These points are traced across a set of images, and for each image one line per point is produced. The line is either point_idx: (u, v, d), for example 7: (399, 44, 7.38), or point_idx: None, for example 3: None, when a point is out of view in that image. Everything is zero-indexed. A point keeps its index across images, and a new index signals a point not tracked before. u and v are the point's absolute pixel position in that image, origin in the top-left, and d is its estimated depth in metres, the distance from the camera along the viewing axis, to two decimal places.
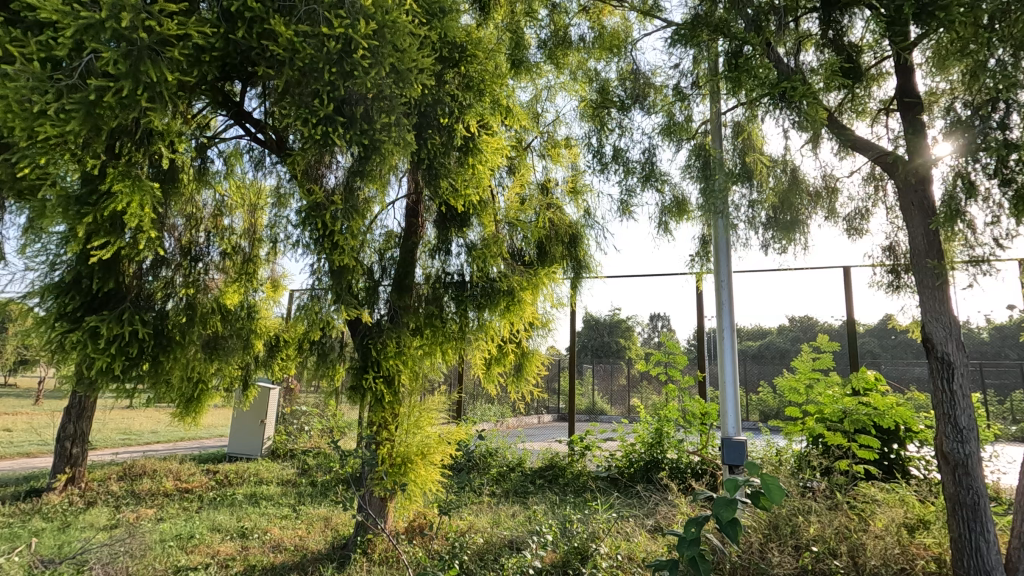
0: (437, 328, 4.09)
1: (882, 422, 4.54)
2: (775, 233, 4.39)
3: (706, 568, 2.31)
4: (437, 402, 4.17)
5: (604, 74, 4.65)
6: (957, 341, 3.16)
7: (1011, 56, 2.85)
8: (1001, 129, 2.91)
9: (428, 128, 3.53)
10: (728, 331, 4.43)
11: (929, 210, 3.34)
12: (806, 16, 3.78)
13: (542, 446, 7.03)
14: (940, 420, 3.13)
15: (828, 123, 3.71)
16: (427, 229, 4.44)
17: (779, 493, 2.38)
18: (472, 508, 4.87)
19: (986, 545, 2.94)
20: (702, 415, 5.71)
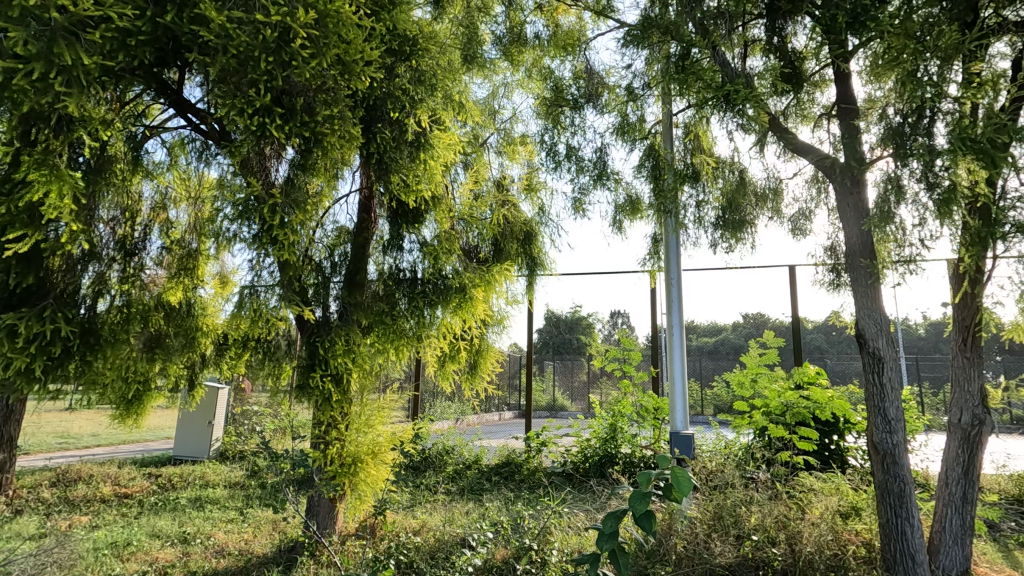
0: (389, 325, 3.97)
1: (821, 414, 4.78)
2: (723, 233, 4.50)
3: (628, 560, 2.30)
4: (389, 400, 4.11)
5: (559, 73, 4.68)
6: (888, 336, 3.32)
7: (938, 67, 3.00)
8: (927, 136, 3.04)
9: (378, 122, 3.54)
10: (678, 328, 4.53)
11: (864, 212, 3.51)
12: (754, 22, 3.90)
13: (499, 443, 7.04)
14: (871, 412, 3.30)
15: (771, 127, 3.84)
16: (380, 224, 4.36)
17: (688, 483, 2.32)
18: (426, 507, 4.81)
19: (911, 530, 3.10)
20: (655, 410, 5.76)
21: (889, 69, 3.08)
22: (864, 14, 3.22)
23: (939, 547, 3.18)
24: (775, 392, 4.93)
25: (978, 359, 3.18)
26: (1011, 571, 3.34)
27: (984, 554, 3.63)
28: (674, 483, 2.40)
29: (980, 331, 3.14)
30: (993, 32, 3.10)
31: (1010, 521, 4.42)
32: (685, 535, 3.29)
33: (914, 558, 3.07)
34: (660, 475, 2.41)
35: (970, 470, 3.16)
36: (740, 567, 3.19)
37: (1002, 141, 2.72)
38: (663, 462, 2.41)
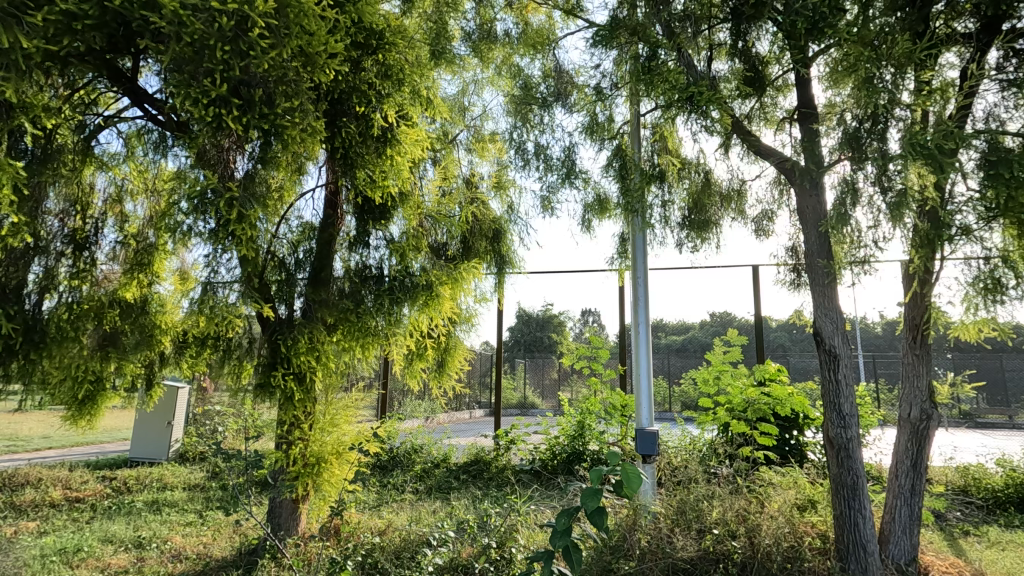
0: (354, 323, 3.84)
1: (781, 410, 4.93)
2: (689, 233, 4.59)
3: (582, 556, 2.34)
4: (354, 399, 4.05)
5: (528, 71, 4.70)
6: (843, 335, 3.44)
7: (893, 75, 3.11)
8: (880, 141, 3.16)
9: (343, 116, 3.48)
10: (644, 325, 4.59)
11: (822, 214, 3.63)
12: (719, 26, 3.93)
13: (468, 442, 7.01)
14: (827, 407, 3.40)
15: (736, 129, 3.92)
16: (347, 220, 4.27)
17: (637, 480, 2.36)
18: (392, 507, 4.77)
19: (863, 521, 3.21)
20: (622, 407, 5.83)
21: (848, 78, 3.18)
22: (823, 21, 3.30)
23: (890, 537, 3.31)
24: (737, 391, 5.01)
25: (927, 356, 3.31)
26: (955, 558, 3.48)
27: (931, 543, 3.79)
28: (625, 480, 2.43)
29: (928, 330, 3.27)
30: (943, 42, 3.22)
31: (955, 511, 4.64)
32: (649, 530, 3.34)
33: (866, 548, 3.18)
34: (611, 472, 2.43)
35: (919, 462, 3.29)
36: (701, 561, 3.23)
37: (949, 147, 2.82)
38: (614, 458, 2.44)
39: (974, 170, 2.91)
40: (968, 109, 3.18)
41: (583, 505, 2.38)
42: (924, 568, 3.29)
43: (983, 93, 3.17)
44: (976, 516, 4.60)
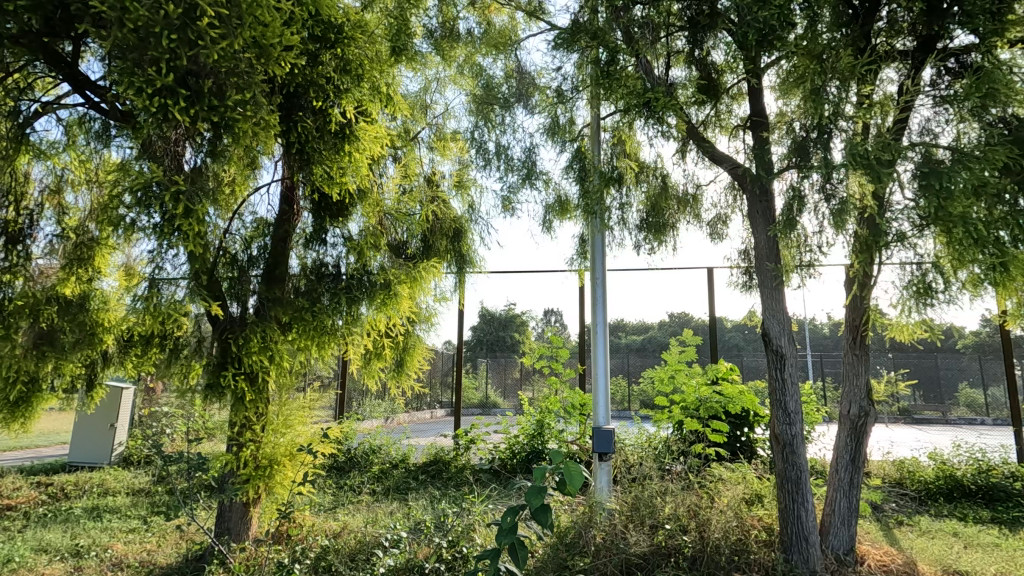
0: (309, 321, 3.75)
1: (732, 408, 5.10)
2: (647, 235, 4.74)
3: (526, 554, 2.36)
4: (309, 399, 3.97)
5: (490, 71, 4.72)
6: (790, 335, 3.58)
7: (837, 88, 3.27)
8: (825, 150, 3.31)
9: (299, 110, 3.41)
10: (602, 326, 4.66)
11: (771, 219, 3.77)
12: (677, 34, 4.00)
13: (427, 442, 6.95)
14: (774, 405, 3.54)
15: (692, 135, 4.03)
16: (303, 217, 4.16)
17: (579, 477, 2.40)
18: (348, 508, 4.70)
19: (806, 513, 3.35)
20: (581, 406, 5.92)
21: (798, 90, 3.37)
22: (772, 33, 3.43)
23: (830, 528, 3.47)
24: (692, 388, 5.18)
25: (865, 356, 3.48)
26: (889, 547, 3.69)
27: (867, 533, 3.99)
28: (567, 479, 2.46)
29: (867, 331, 3.45)
30: (882, 59, 3.39)
31: (890, 503, 4.90)
32: (604, 527, 3.40)
33: (808, 539, 3.32)
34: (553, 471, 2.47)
35: (857, 457, 3.46)
36: (654, 556, 3.31)
37: (886, 159, 2.98)
38: (556, 457, 2.48)
39: (910, 181, 3.08)
40: (905, 123, 3.36)
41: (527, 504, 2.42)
42: (860, 557, 3.47)
43: (918, 108, 3.34)
44: (909, 507, 4.89)
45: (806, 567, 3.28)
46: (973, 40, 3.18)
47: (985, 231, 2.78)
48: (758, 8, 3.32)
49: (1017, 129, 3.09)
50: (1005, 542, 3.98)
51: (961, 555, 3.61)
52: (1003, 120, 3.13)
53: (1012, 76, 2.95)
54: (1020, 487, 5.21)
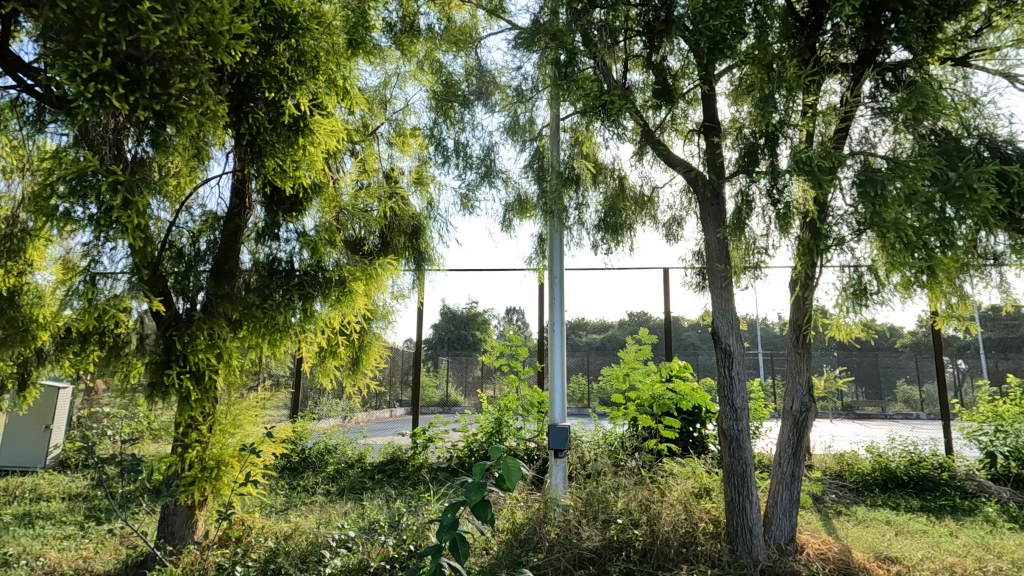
0: (260, 319, 3.64)
1: (683, 404, 5.23)
2: (604, 235, 4.82)
3: (470, 548, 2.32)
4: (260, 399, 3.87)
5: (450, 68, 4.68)
6: (737, 334, 3.71)
7: (785, 96, 3.39)
8: (772, 157, 3.47)
9: (251, 101, 3.32)
10: (559, 325, 4.70)
11: (721, 221, 3.90)
12: (634, 39, 4.06)
13: (385, 441, 6.87)
14: (722, 401, 3.67)
15: (648, 139, 4.12)
16: (254, 210, 4.07)
17: (518, 471, 2.37)
18: (300, 509, 4.60)
19: (750, 505, 3.48)
20: (539, 404, 5.98)
21: (751, 98, 3.52)
22: (723, 42, 3.53)
23: (772, 519, 3.61)
24: (647, 385, 5.22)
25: (807, 354, 3.64)
26: (826, 536, 3.87)
27: (808, 523, 4.19)
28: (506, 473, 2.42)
29: (808, 330, 3.61)
30: (826, 71, 3.51)
31: (830, 494, 5.16)
32: (558, 523, 3.44)
33: (752, 530, 3.45)
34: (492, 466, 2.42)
35: (798, 450, 3.62)
36: (606, 550, 3.37)
37: (827, 166, 3.12)
38: (495, 451, 2.43)
39: (850, 187, 3.24)
40: (847, 132, 3.53)
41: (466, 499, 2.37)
42: (800, 546, 3.63)
43: (858, 118, 3.52)
44: (847, 497, 5.15)
45: (749, 557, 3.41)
46: (908, 56, 3.33)
47: (915, 237, 2.94)
48: (710, 17, 3.41)
49: (945, 141, 3.28)
50: (931, 529, 4.25)
51: (892, 542, 3.82)
52: (934, 132, 3.32)
53: (940, 91, 3.13)
54: (947, 477, 5.56)
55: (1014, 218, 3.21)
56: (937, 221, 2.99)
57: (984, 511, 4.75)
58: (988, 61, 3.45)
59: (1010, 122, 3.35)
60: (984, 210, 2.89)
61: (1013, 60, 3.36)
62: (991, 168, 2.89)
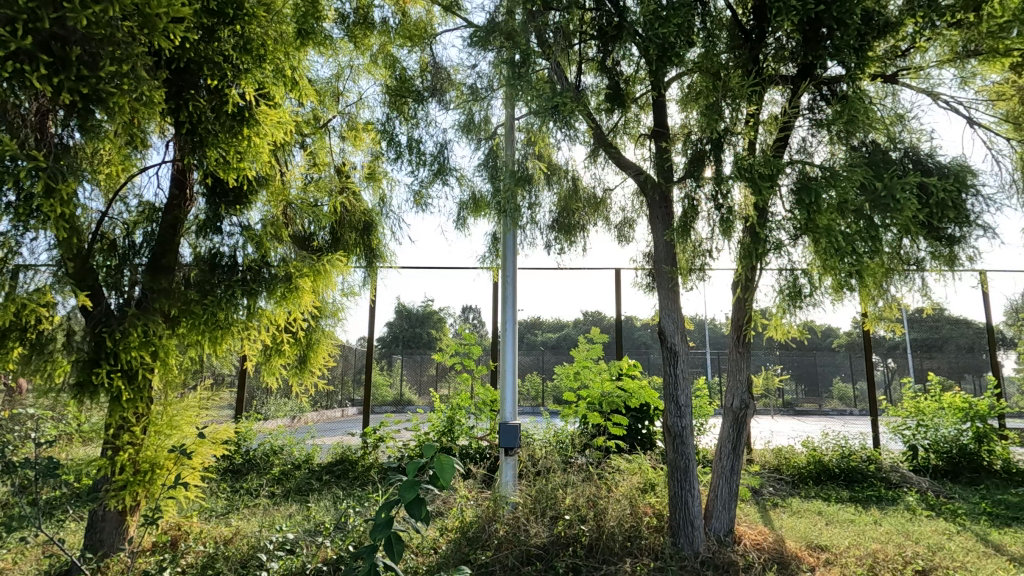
0: (199, 315, 3.48)
1: (631, 401, 5.35)
2: (558, 235, 4.90)
3: (406, 546, 2.24)
4: (200, 399, 3.72)
5: (404, 64, 4.63)
6: (682, 334, 3.83)
7: (731, 106, 3.51)
8: (717, 162, 3.61)
9: (192, 88, 3.19)
10: (512, 323, 4.73)
11: (669, 223, 4.02)
12: (587, 43, 4.12)
13: (334, 441, 6.71)
14: (667, 398, 3.78)
15: (601, 142, 4.20)
16: (196, 202, 3.89)
17: (452, 470, 2.22)
18: (242, 513, 4.45)
19: (692, 499, 3.59)
20: (492, 403, 6.02)
21: (699, 105, 3.61)
22: (672, 50, 3.64)
23: (712, 512, 3.75)
24: (598, 383, 5.27)
25: (746, 353, 3.80)
26: (762, 527, 4.06)
27: (746, 515, 4.37)
28: (439, 472, 2.27)
29: (748, 330, 3.77)
30: (767, 82, 3.67)
31: (768, 487, 5.41)
32: (507, 520, 3.46)
33: (693, 523, 3.57)
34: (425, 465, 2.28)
35: (737, 445, 3.77)
36: (553, 546, 3.41)
37: (766, 173, 3.26)
38: (428, 450, 2.28)
39: (787, 194, 3.40)
40: (786, 141, 3.71)
41: (400, 497, 2.26)
42: (738, 537, 3.78)
43: (797, 129, 3.70)
44: (783, 490, 5.41)
45: (690, 549, 3.52)
46: (840, 72, 3.47)
47: (845, 242, 3.11)
48: (659, 26, 3.50)
49: (874, 153, 3.48)
50: (858, 518, 4.51)
51: (822, 531, 4.04)
52: (864, 144, 3.51)
53: (871, 106, 3.31)
54: (874, 469, 5.91)
55: (934, 227, 3.44)
56: (865, 228, 3.16)
57: (905, 501, 5.08)
58: (914, 79, 3.68)
59: (931, 137, 3.59)
60: (906, 218, 3.08)
61: (934, 80, 3.61)
62: (913, 179, 3.07)
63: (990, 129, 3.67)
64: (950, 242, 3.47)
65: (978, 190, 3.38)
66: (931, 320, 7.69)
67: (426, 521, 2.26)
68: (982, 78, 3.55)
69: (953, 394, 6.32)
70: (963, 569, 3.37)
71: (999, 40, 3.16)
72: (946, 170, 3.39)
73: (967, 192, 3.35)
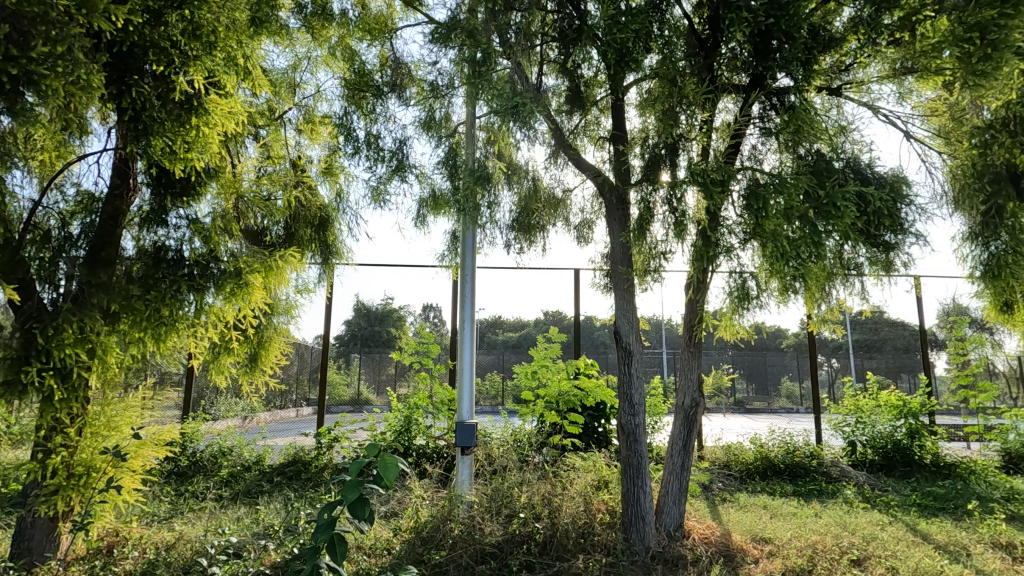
0: (142, 312, 3.31)
1: (587, 400, 5.41)
2: (517, 235, 4.96)
3: (348, 547, 2.23)
4: (141, 399, 3.57)
5: (363, 57, 4.55)
6: (637, 333, 3.92)
7: (687, 113, 3.60)
8: (672, 167, 3.71)
9: (135, 73, 3.05)
10: (470, 322, 4.71)
11: (626, 225, 4.10)
12: (548, 45, 4.14)
13: (286, 441, 6.53)
14: (621, 397, 3.85)
15: (562, 144, 4.24)
16: (140, 193, 3.71)
17: (394, 469, 2.21)
18: (187, 517, 4.29)
19: (643, 495, 3.67)
20: (450, 402, 5.97)
21: (655, 110, 3.70)
22: (630, 55, 3.70)
23: (663, 508, 3.84)
24: (554, 382, 5.35)
25: (698, 353, 3.91)
26: (710, 522, 4.20)
27: (695, 510, 4.51)
28: (380, 472, 2.26)
29: (699, 331, 3.89)
30: (721, 90, 3.80)
31: (717, 482, 5.60)
32: (462, 519, 3.45)
33: (644, 519, 3.64)
34: (367, 466, 2.27)
35: (688, 442, 3.88)
36: (507, 544, 3.43)
37: (719, 179, 3.36)
38: (372, 449, 2.27)
39: (738, 200, 3.51)
40: (737, 148, 3.84)
41: (342, 497, 2.23)
42: (687, 532, 3.90)
43: (748, 136, 3.83)
44: (731, 485, 5.61)
45: (641, 544, 3.60)
46: (789, 82, 3.54)
47: (790, 247, 3.24)
48: (617, 30, 3.56)
49: (818, 162, 3.65)
50: (800, 511, 4.71)
51: (766, 524, 4.20)
52: (810, 154, 3.67)
53: (817, 117, 3.45)
54: (816, 464, 6.19)
55: (872, 234, 3.62)
56: (810, 234, 3.30)
57: (844, 494, 5.34)
58: (856, 92, 3.87)
59: (871, 149, 3.78)
60: (846, 225, 3.23)
61: (875, 94, 3.81)
62: (853, 188, 3.22)
63: (924, 142, 3.90)
64: (886, 248, 3.65)
65: (912, 201, 3.59)
66: (870, 322, 8.07)
67: (370, 521, 2.24)
68: (919, 94, 3.74)
69: (889, 393, 6.66)
70: (893, 558, 3.57)
71: (931, 59, 3.20)
72: (883, 180, 3.59)
73: (902, 202, 3.54)
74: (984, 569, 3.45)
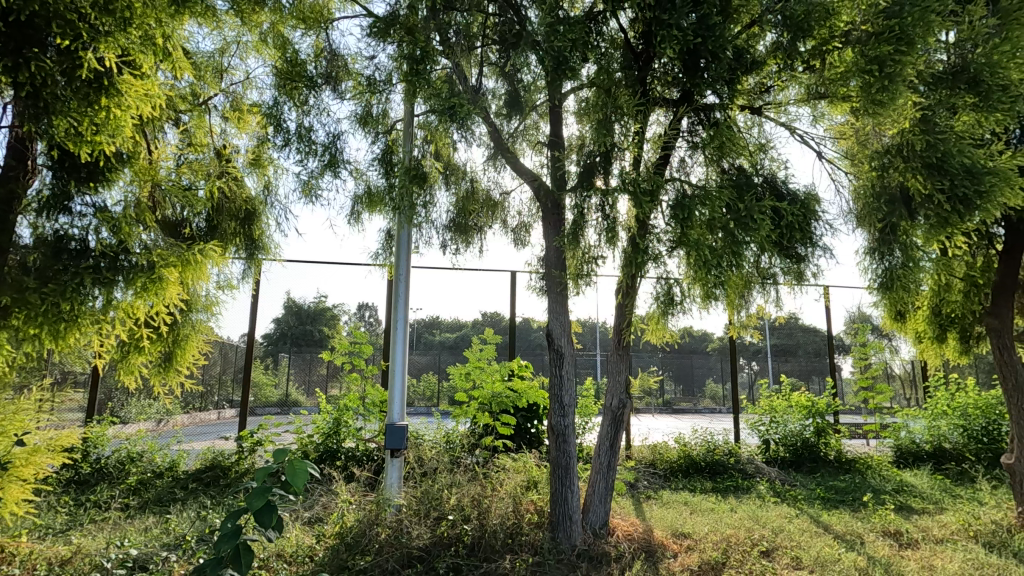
0: (37, 307, 3.02)
1: (520, 402, 5.44)
2: (453, 235, 4.94)
3: (255, 557, 2.15)
4: (35, 401, 3.28)
5: (297, 46, 4.38)
6: (568, 336, 4.00)
7: (621, 124, 3.72)
8: (605, 174, 3.82)
9: (36, 45, 2.77)
10: (402, 323, 4.64)
11: (560, 228, 4.18)
12: (488, 48, 4.16)
13: (204, 446, 6.16)
14: (552, 399, 3.91)
15: (499, 146, 4.27)
16: (39, 175, 3.40)
17: (304, 475, 2.13)
18: (88, 528, 3.96)
19: (571, 495, 3.75)
20: (381, 404, 5.84)
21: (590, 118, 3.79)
22: (567, 64, 3.76)
23: (590, 506, 3.93)
24: (488, 384, 5.34)
25: (626, 355, 4.04)
26: (634, 518, 4.35)
27: (621, 508, 4.65)
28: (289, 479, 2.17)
29: (627, 334, 4.02)
30: (653, 104, 3.96)
31: (642, 481, 5.81)
32: (390, 522, 3.40)
33: (571, 518, 3.72)
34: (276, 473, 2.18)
35: (615, 443, 4.00)
36: (435, 547, 3.40)
37: (648, 188, 3.49)
38: (281, 456, 2.18)
39: (665, 209, 3.66)
40: (666, 160, 4.01)
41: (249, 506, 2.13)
42: (612, 529, 4.01)
43: (676, 149, 4.01)
44: (655, 483, 5.83)
45: (568, 543, 3.68)
46: (715, 100, 3.69)
47: (713, 256, 3.41)
48: (555, 38, 3.62)
49: (739, 177, 3.88)
50: (717, 506, 4.97)
51: (686, 520, 4.40)
52: (732, 168, 3.90)
53: (738, 135, 3.66)
54: (734, 461, 6.55)
55: (786, 246, 3.87)
56: (730, 244, 3.48)
57: (757, 489, 5.69)
58: (775, 113, 4.14)
59: (786, 167, 4.05)
60: (762, 237, 3.44)
61: (791, 115, 4.09)
62: (769, 203, 3.43)
63: (833, 163, 4.23)
64: (798, 259, 3.92)
65: (821, 217, 3.88)
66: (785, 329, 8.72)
67: (278, 528, 2.16)
68: (829, 119, 4.05)
69: (800, 393, 7.14)
70: (797, 548, 3.83)
71: (840, 86, 3.45)
72: (796, 197, 3.85)
73: (812, 217, 3.82)
74: (874, 555, 3.77)
